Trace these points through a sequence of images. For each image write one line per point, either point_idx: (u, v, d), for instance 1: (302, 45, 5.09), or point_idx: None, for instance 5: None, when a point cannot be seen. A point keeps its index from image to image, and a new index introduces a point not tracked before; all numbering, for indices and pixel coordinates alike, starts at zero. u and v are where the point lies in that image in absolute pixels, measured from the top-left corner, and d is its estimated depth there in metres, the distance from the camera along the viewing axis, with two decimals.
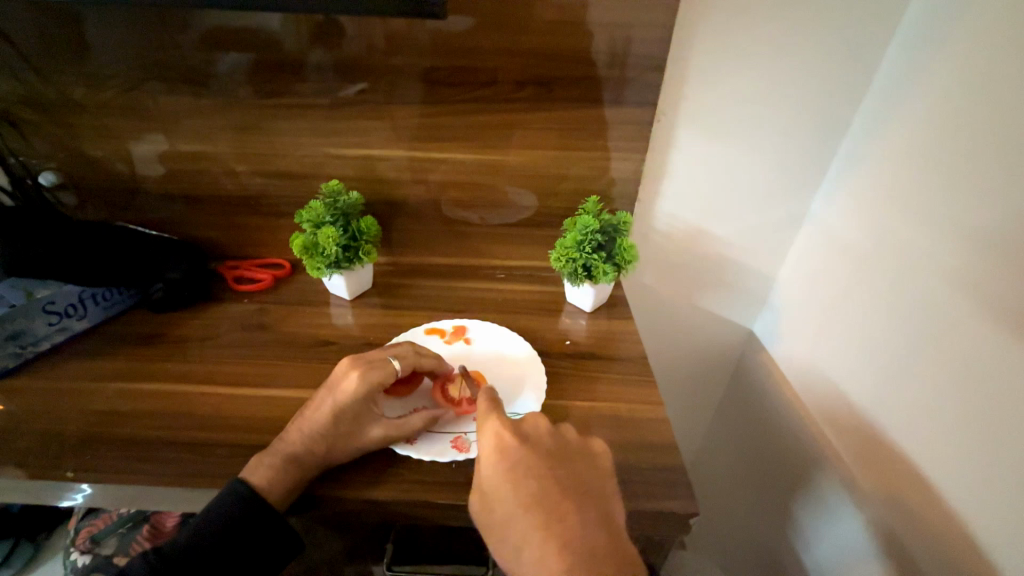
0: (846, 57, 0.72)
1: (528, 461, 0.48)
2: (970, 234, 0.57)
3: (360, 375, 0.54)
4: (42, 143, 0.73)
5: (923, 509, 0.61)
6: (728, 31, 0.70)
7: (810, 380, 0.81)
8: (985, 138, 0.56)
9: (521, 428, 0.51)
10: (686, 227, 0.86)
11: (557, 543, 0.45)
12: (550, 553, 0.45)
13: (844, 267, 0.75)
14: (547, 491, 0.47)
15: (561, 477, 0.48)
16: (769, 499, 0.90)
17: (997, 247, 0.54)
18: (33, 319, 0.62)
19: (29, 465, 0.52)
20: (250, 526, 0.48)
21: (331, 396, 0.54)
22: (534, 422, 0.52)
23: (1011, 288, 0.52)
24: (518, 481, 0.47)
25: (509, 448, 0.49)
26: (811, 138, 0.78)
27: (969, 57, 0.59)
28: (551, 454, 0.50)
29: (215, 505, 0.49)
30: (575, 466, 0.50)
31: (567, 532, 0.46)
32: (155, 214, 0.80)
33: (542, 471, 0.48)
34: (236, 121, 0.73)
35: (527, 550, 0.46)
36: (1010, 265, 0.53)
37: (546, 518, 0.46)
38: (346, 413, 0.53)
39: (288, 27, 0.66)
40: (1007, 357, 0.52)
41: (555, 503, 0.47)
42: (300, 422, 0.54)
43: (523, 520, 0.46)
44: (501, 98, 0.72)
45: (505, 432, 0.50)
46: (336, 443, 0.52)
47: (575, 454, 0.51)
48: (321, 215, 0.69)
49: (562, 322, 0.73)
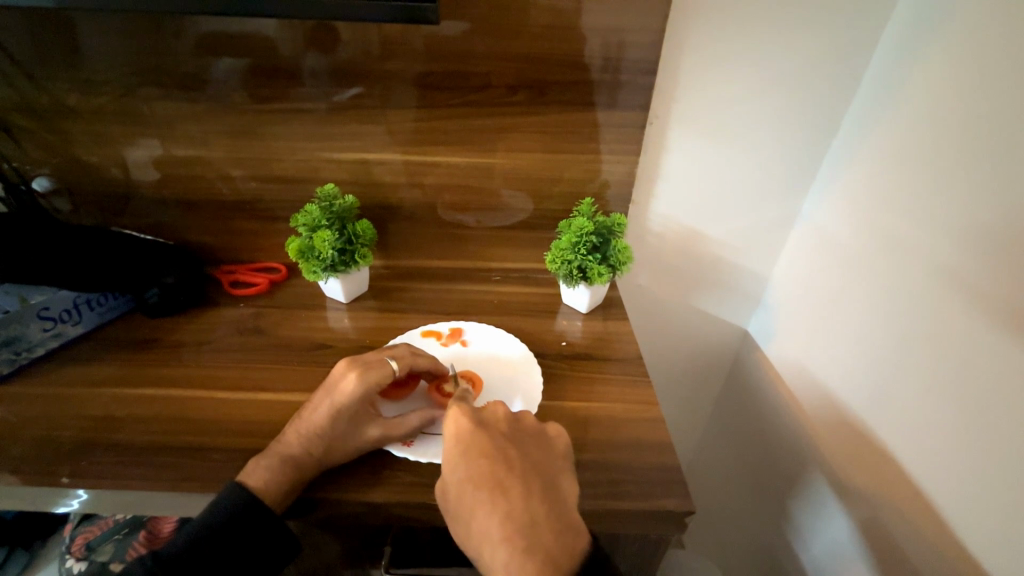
0: (838, 59, 0.72)
1: (480, 441, 0.49)
2: (966, 232, 0.56)
3: (359, 376, 0.54)
4: (35, 148, 0.73)
5: (913, 510, 0.60)
6: (721, 33, 0.70)
7: (802, 382, 0.81)
8: (980, 134, 0.56)
9: (479, 415, 0.52)
10: (679, 228, 0.86)
11: (501, 514, 0.46)
12: (494, 524, 0.46)
13: (837, 266, 0.75)
14: (496, 468, 0.48)
15: (512, 456, 0.49)
16: (766, 498, 0.90)
17: (1002, 237, 0.52)
18: (28, 325, 0.62)
19: (24, 471, 0.52)
20: (248, 530, 0.48)
21: (329, 397, 0.54)
22: (493, 409, 0.53)
23: (1008, 285, 0.52)
24: (470, 459, 0.48)
25: (463, 430, 0.50)
26: (803, 139, 0.78)
27: (959, 58, 0.59)
28: (506, 439, 0.51)
29: (214, 507, 0.48)
30: (528, 448, 0.51)
31: (512, 504, 0.46)
32: (151, 219, 0.80)
33: (494, 451, 0.49)
34: (230, 126, 0.73)
35: (474, 524, 0.47)
36: (1008, 264, 0.52)
37: (493, 491, 0.47)
38: (344, 414, 0.53)
39: (281, 33, 0.66)
40: (1007, 355, 0.51)
41: (502, 478, 0.48)
42: (297, 423, 0.53)
43: (470, 494, 0.47)
44: (495, 102, 0.71)
45: (462, 416, 0.51)
46: (334, 444, 0.52)
47: (529, 438, 0.52)
48: (317, 219, 0.69)
49: (558, 324, 0.73)
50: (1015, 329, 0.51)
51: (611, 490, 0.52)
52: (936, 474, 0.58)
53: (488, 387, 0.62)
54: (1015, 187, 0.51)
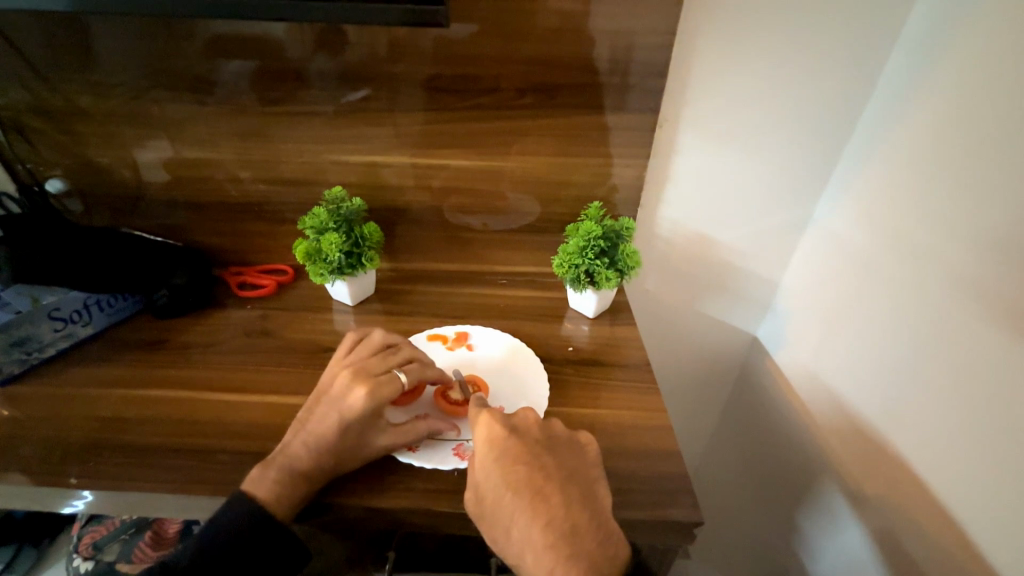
0: (850, 61, 0.70)
1: (515, 448, 0.49)
2: (974, 238, 0.56)
3: (368, 393, 0.53)
4: (49, 150, 0.74)
5: (927, 522, 0.59)
6: (732, 35, 0.69)
7: (813, 390, 0.79)
8: (992, 141, 0.55)
9: (511, 422, 0.52)
10: (688, 233, 0.85)
11: (542, 522, 0.46)
12: (535, 531, 0.46)
13: (848, 273, 0.74)
14: (534, 475, 0.48)
15: (548, 463, 0.49)
16: (776, 506, 0.88)
17: (1010, 251, 0.52)
18: (38, 325, 0.63)
19: (33, 471, 0.53)
20: (253, 541, 0.48)
21: (337, 410, 0.52)
22: (524, 415, 0.53)
23: (1014, 290, 0.51)
24: (506, 465, 0.48)
25: (498, 436, 0.50)
26: (814, 142, 0.77)
27: (974, 61, 0.58)
28: (539, 445, 0.51)
29: (220, 517, 0.48)
30: (563, 455, 0.50)
31: (552, 511, 0.47)
32: (160, 221, 0.80)
33: (530, 457, 0.49)
34: (239, 128, 0.73)
35: (514, 531, 0.47)
36: (1014, 270, 0.51)
37: (532, 499, 0.47)
38: (352, 428, 0.52)
39: (290, 36, 0.66)
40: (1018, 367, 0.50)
41: (541, 485, 0.48)
42: (305, 432, 0.52)
43: (509, 501, 0.47)
44: (503, 105, 0.71)
45: (494, 423, 0.51)
46: (343, 456, 0.51)
47: (562, 444, 0.51)
48: (324, 221, 0.69)
49: (564, 329, 0.72)
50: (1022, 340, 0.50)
51: (617, 498, 0.51)
52: (949, 486, 0.56)
53: (494, 392, 0.62)
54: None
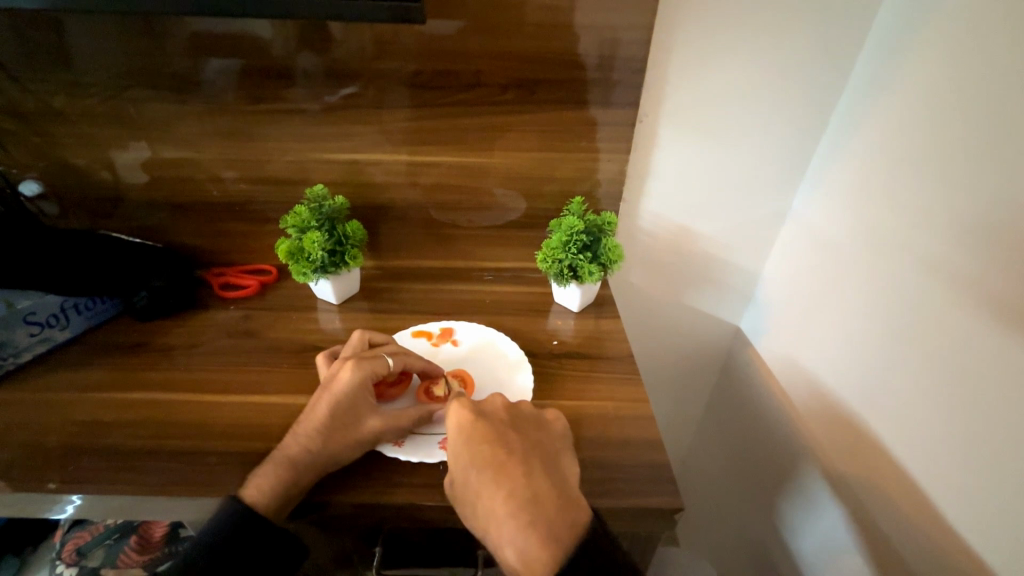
0: (825, 57, 0.72)
1: (482, 429, 0.49)
2: (967, 228, 0.56)
3: (353, 368, 0.54)
4: (22, 151, 0.72)
5: (904, 501, 0.61)
6: (713, 29, 0.70)
7: (795, 381, 0.81)
8: (983, 129, 0.55)
9: (478, 405, 0.51)
10: (671, 227, 0.86)
11: (504, 493, 0.46)
12: (498, 503, 0.46)
13: (828, 264, 0.75)
14: (498, 451, 0.48)
15: (512, 439, 0.50)
16: (758, 494, 0.90)
17: (996, 236, 0.52)
18: (13, 331, 0.62)
19: (12, 478, 0.52)
20: (249, 541, 0.47)
21: (327, 393, 0.54)
22: (492, 400, 0.53)
23: (1012, 283, 0.51)
24: (473, 446, 0.48)
25: (465, 421, 0.49)
26: (795, 134, 0.78)
27: (951, 49, 0.59)
28: (506, 423, 0.51)
29: (212, 520, 0.48)
30: (528, 431, 0.51)
31: (515, 483, 0.47)
32: (140, 222, 0.79)
33: (495, 436, 0.49)
34: (221, 127, 0.72)
35: (479, 505, 0.47)
36: (1012, 263, 0.51)
37: (496, 474, 0.47)
38: (344, 406, 0.53)
39: (272, 33, 0.65)
40: (1005, 354, 0.51)
41: (504, 460, 0.48)
42: (298, 422, 0.53)
43: (475, 479, 0.47)
44: (486, 101, 0.71)
45: (463, 408, 0.50)
46: (336, 436, 0.52)
47: (528, 421, 0.52)
48: (307, 219, 0.69)
49: (550, 323, 0.72)
50: (1011, 327, 0.51)
51: (602, 488, 0.52)
52: (933, 470, 0.57)
53: (479, 386, 0.62)
54: (1016, 182, 0.51)
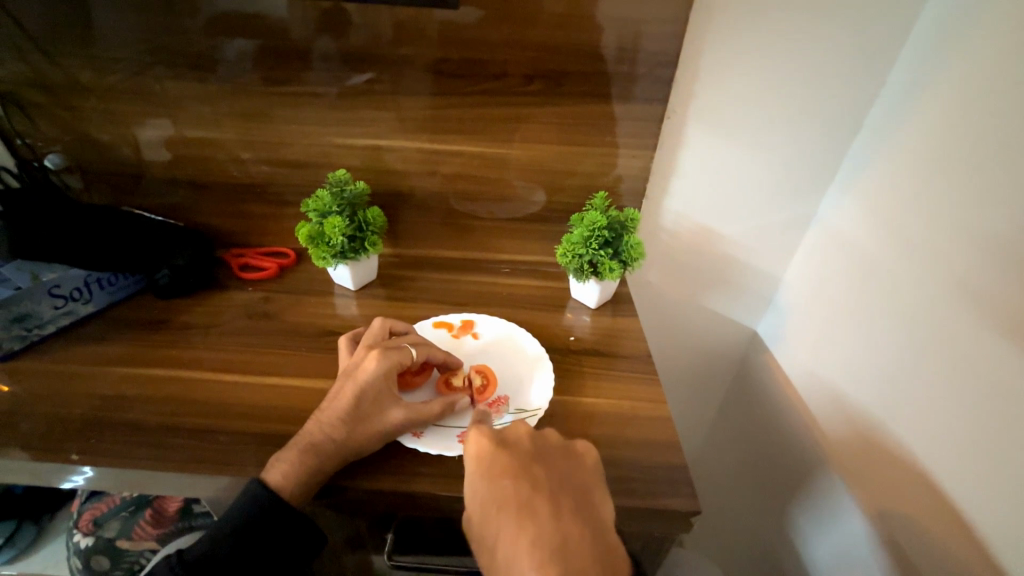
0: (856, 58, 0.70)
1: (503, 462, 0.49)
2: (977, 237, 0.56)
3: (378, 358, 0.55)
4: (48, 124, 0.73)
5: (922, 513, 0.60)
6: (740, 26, 0.69)
7: (811, 387, 0.80)
8: (998, 141, 0.55)
9: (501, 434, 0.51)
10: (692, 226, 0.85)
11: (528, 539, 0.45)
12: (521, 549, 0.45)
13: (851, 272, 0.74)
14: (521, 488, 0.48)
15: (537, 474, 0.49)
16: (770, 501, 0.89)
17: (1005, 250, 0.53)
18: (39, 302, 0.62)
19: (32, 447, 0.53)
20: (268, 527, 0.48)
21: (351, 381, 0.54)
22: (515, 428, 0.52)
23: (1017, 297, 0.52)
24: (494, 479, 0.48)
25: (485, 452, 0.49)
26: (820, 138, 0.76)
27: (979, 59, 0.58)
28: (529, 454, 0.50)
29: (234, 504, 0.48)
30: (554, 463, 0.50)
31: (541, 526, 0.46)
32: (160, 200, 0.80)
33: (518, 469, 0.49)
34: (242, 108, 0.72)
35: (499, 549, 0.46)
36: (1012, 277, 0.52)
37: (520, 514, 0.47)
38: (367, 393, 0.53)
39: (293, 15, 0.65)
40: (1007, 368, 0.52)
41: (528, 498, 0.48)
42: (321, 410, 0.53)
43: (496, 517, 0.47)
44: (508, 92, 0.71)
45: (483, 438, 0.50)
46: (358, 424, 0.52)
47: (554, 453, 0.51)
48: (328, 205, 0.69)
49: (566, 318, 0.72)
50: (1012, 340, 0.52)
51: (615, 487, 0.52)
52: (947, 481, 0.57)
53: (499, 379, 0.62)
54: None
